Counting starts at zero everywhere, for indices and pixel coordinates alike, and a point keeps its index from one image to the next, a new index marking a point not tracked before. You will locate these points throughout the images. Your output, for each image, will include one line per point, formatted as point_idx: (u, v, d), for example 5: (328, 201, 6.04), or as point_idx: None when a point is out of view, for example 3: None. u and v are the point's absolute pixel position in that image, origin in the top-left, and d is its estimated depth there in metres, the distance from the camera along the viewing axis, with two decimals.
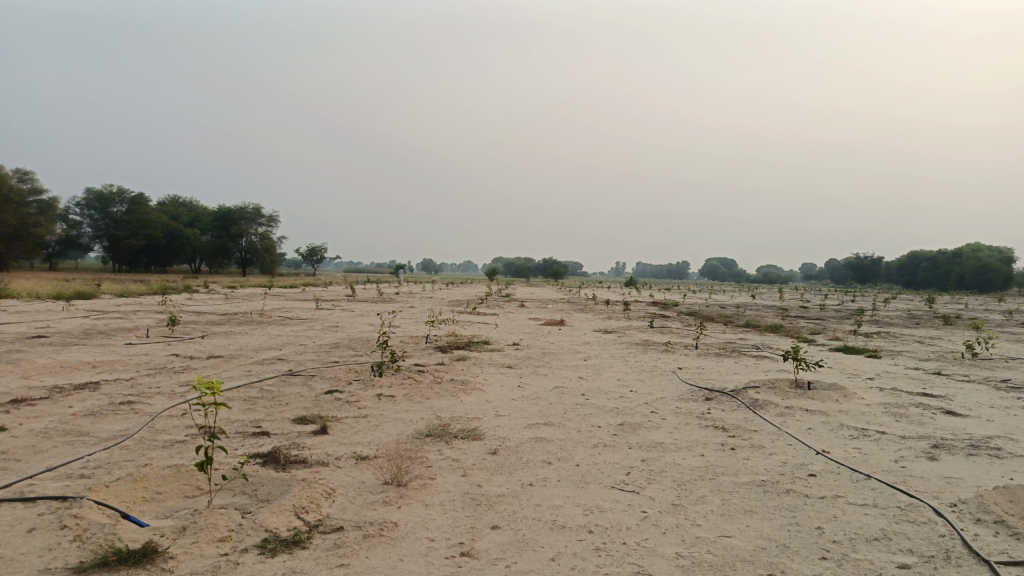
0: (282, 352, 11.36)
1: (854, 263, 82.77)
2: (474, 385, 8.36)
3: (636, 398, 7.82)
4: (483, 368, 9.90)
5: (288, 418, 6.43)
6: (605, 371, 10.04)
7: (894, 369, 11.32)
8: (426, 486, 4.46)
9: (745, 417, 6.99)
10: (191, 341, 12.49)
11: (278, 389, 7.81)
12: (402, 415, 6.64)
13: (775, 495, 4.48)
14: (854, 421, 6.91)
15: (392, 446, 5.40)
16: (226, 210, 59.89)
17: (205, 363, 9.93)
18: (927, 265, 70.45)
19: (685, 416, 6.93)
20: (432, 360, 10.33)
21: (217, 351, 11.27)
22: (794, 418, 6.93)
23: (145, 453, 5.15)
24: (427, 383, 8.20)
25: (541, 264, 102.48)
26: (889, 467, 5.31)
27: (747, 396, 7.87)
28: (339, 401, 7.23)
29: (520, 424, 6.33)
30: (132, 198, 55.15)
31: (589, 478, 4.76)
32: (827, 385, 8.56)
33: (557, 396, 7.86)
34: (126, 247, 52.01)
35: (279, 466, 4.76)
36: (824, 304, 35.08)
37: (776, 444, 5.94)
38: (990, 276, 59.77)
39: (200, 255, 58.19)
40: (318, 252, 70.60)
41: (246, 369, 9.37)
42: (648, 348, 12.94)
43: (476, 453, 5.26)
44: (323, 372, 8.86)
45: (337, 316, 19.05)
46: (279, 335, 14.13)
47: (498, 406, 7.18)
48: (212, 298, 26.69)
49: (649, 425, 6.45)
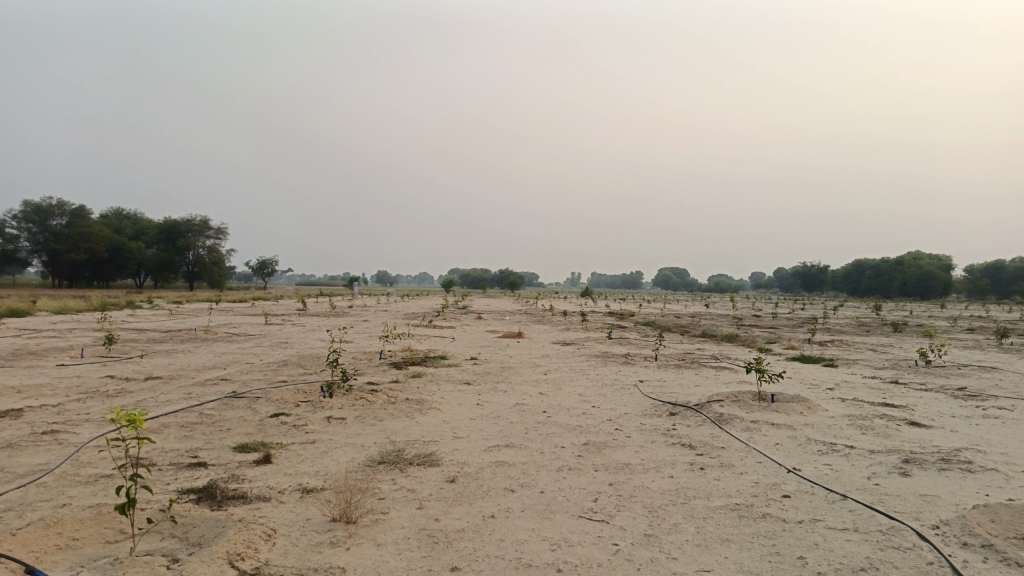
0: (227, 372, 10.79)
1: (802, 271, 84.62)
2: (431, 404, 7.97)
3: (599, 415, 7.54)
4: (439, 385, 9.52)
5: (229, 447, 5.96)
6: (566, 386, 9.75)
7: (852, 379, 11.30)
8: (379, 522, 4.08)
9: (711, 432, 6.77)
10: (129, 361, 11.80)
11: (220, 413, 7.30)
12: (353, 439, 6.23)
13: (751, 521, 4.22)
14: (822, 435, 6.75)
15: (342, 476, 5.00)
16: (172, 223, 58.15)
17: (142, 385, 9.32)
18: (872, 274, 72.40)
19: (650, 433, 6.67)
20: (386, 377, 9.91)
21: (156, 372, 10.65)
22: (761, 433, 6.74)
23: (65, 490, 4.65)
24: (381, 403, 7.78)
25: (496, 275, 102.27)
26: (863, 485, 5.13)
27: (712, 411, 7.66)
28: (286, 425, 6.77)
29: (479, 447, 5.98)
30: (73, 211, 53.14)
31: (555, 507, 4.44)
32: (790, 397, 8.43)
33: (518, 414, 7.53)
34: (66, 262, 50.02)
35: (216, 503, 4.32)
36: (776, 313, 35.53)
37: (746, 462, 5.72)
38: (931, 283, 61.60)
39: (145, 269, 56.35)
40: (269, 265, 69.07)
41: (187, 391, 8.81)
42: (608, 361, 12.71)
43: (434, 481, 4.90)
44: (269, 393, 8.36)
45: (287, 332, 18.40)
46: (225, 353, 13.50)
47: (456, 427, 6.82)
48: (156, 315, 25.63)
49: (614, 444, 6.17)
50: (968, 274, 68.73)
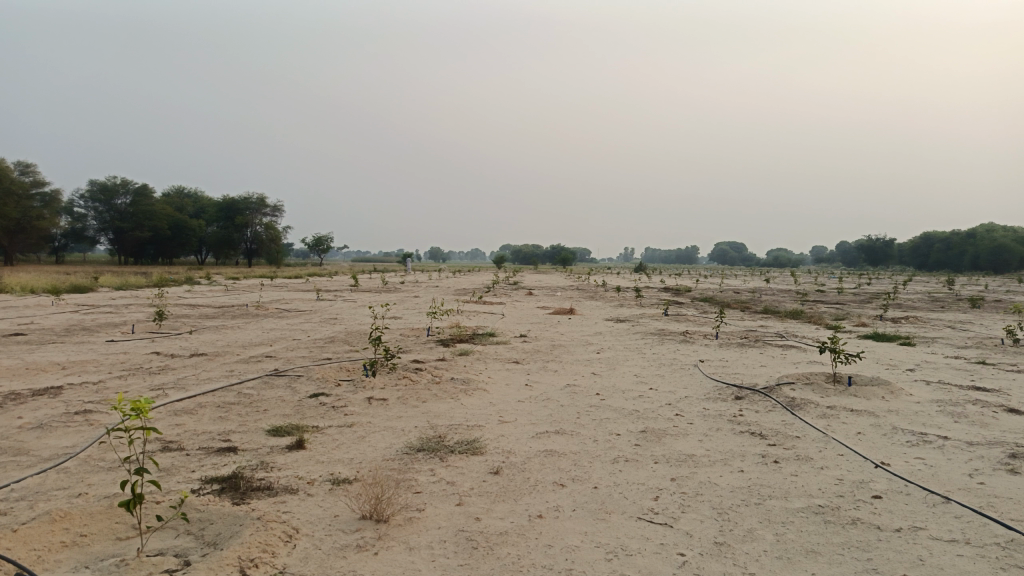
0: (272, 349, 10.56)
1: (866, 244, 81.43)
2: (477, 385, 7.53)
3: (658, 398, 6.98)
4: (486, 364, 9.06)
5: (263, 430, 5.62)
6: (620, 366, 9.17)
7: (933, 359, 10.42)
8: (413, 521, 3.65)
9: (783, 419, 6.15)
10: (177, 338, 11.72)
11: (258, 393, 6.99)
12: (393, 423, 5.83)
13: (839, 529, 3.65)
14: (909, 424, 6.06)
15: (377, 466, 4.58)
16: (230, 201, 59.29)
17: (186, 362, 9.13)
18: (940, 247, 69.23)
19: (715, 420, 6.11)
20: (432, 355, 9.54)
21: (202, 348, 10.49)
22: (840, 421, 6.09)
23: (84, 477, 4.35)
24: (424, 383, 7.37)
25: (548, 252, 101.65)
26: (966, 484, 4.48)
27: (782, 394, 7.02)
28: (325, 406, 6.42)
29: (528, 433, 5.50)
30: (136, 190, 54.54)
31: (610, 507, 3.93)
32: (869, 380, 7.70)
33: (569, 396, 7.03)
34: (132, 239, 51.50)
35: (237, 496, 3.96)
36: (840, 287, 34.00)
37: (825, 455, 5.10)
38: (1005, 257, 58.43)
39: (206, 246, 57.64)
40: (324, 242, 69.84)
41: (230, 369, 8.58)
42: (664, 339, 12.06)
43: (476, 473, 4.45)
44: (310, 372, 8.04)
45: (336, 308, 18.27)
46: (273, 329, 13.35)
47: (503, 410, 6.36)
48: (212, 290, 25.88)
49: (675, 433, 5.62)
50: None
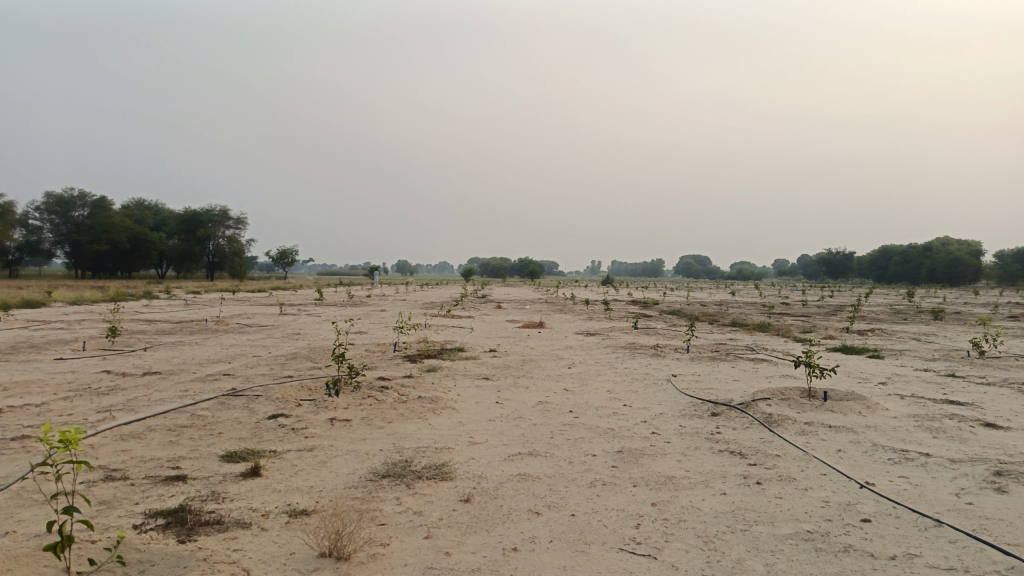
0: (231, 366, 10.13)
1: (827, 257, 82.86)
2: (446, 403, 7.23)
3: (633, 416, 6.76)
4: (455, 381, 8.77)
5: (216, 455, 5.25)
6: (593, 381, 8.95)
7: (904, 371, 10.39)
8: (377, 558, 3.35)
9: (762, 437, 5.97)
10: (130, 355, 11.20)
11: (213, 414, 6.61)
12: (357, 446, 5.51)
13: (831, 558, 3.44)
14: (889, 441, 5.92)
15: (338, 495, 4.27)
16: (192, 214, 58.08)
17: (138, 381, 8.67)
18: (899, 260, 70.72)
19: (692, 438, 5.90)
20: (398, 372, 9.22)
21: (157, 366, 10.02)
22: (819, 439, 5.93)
23: (13, 513, 3.96)
24: (390, 403, 7.05)
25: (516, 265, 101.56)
26: (954, 505, 4.32)
27: (759, 410, 6.85)
28: (284, 428, 6.07)
29: (500, 456, 5.23)
30: (94, 202, 53.16)
31: (589, 538, 3.68)
32: (844, 394, 7.58)
33: (541, 414, 6.77)
34: (89, 253, 50.08)
35: (184, 533, 3.62)
36: (804, 300, 34.34)
37: (808, 475, 4.92)
38: (960, 269, 59.81)
39: (166, 260, 56.35)
40: (288, 255, 68.79)
41: (185, 388, 8.15)
42: (636, 353, 11.88)
43: (445, 501, 4.16)
44: (270, 391, 7.66)
45: (300, 322, 17.78)
46: (233, 346, 12.88)
47: (473, 430, 6.07)
48: (171, 305, 25.21)
49: (653, 453, 5.40)
50: (998, 259, 66.82)
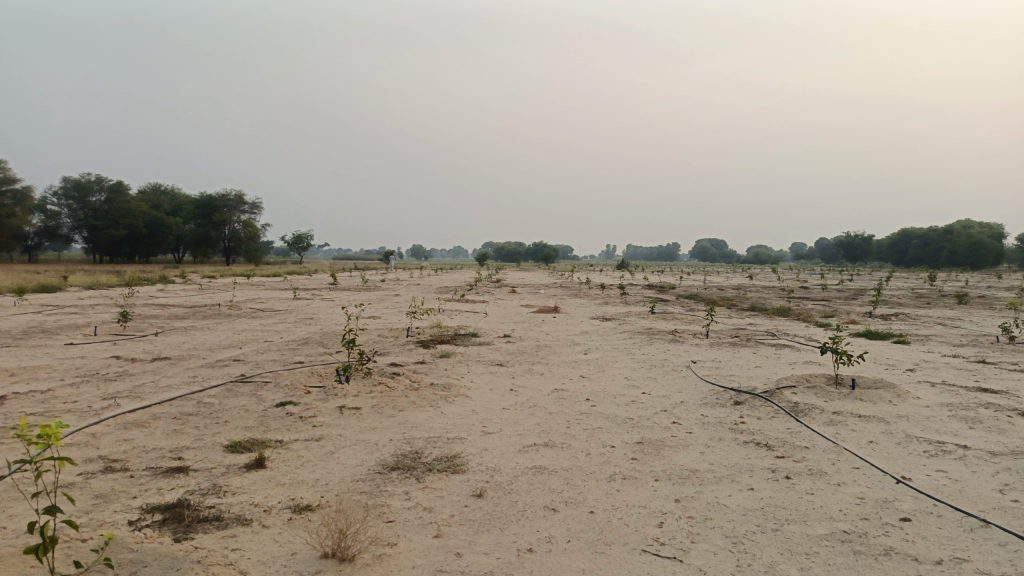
0: (242, 351, 9.98)
1: (845, 241, 81.89)
2: (459, 391, 7.01)
3: (653, 404, 6.51)
4: (468, 367, 8.56)
5: (220, 445, 5.07)
6: (609, 368, 8.68)
7: (931, 358, 10.05)
8: (383, 560, 3.13)
9: (788, 428, 5.71)
10: (142, 340, 11.08)
11: (220, 402, 6.44)
12: (366, 436, 5.30)
13: (872, 562, 3.19)
14: (922, 431, 5.64)
15: (344, 489, 4.06)
16: (207, 199, 58.19)
17: (147, 367, 8.53)
18: (918, 244, 69.73)
19: (715, 428, 5.65)
20: (411, 358, 9.01)
21: (166, 352, 9.88)
22: (849, 430, 5.66)
23: (5, 507, 3.78)
24: (401, 390, 6.84)
25: (530, 249, 101.27)
26: (1000, 502, 4.04)
27: (784, 399, 6.58)
28: (292, 417, 5.88)
29: (514, 447, 5.00)
30: (111, 187, 53.38)
31: (610, 538, 3.45)
32: (873, 381, 7.28)
33: (557, 403, 6.54)
34: (106, 237, 50.29)
35: (180, 530, 3.42)
36: (821, 284, 33.87)
37: (840, 469, 4.65)
38: (981, 253, 58.83)
39: (183, 245, 56.59)
40: (303, 240, 68.87)
41: (194, 374, 7.99)
42: (653, 339, 11.59)
43: (457, 496, 3.95)
44: (279, 377, 7.48)
45: (314, 307, 17.66)
46: (246, 331, 12.75)
47: (486, 420, 5.85)
48: (186, 289, 25.22)
49: (674, 444, 5.15)
50: (1021, 242, 65.64)
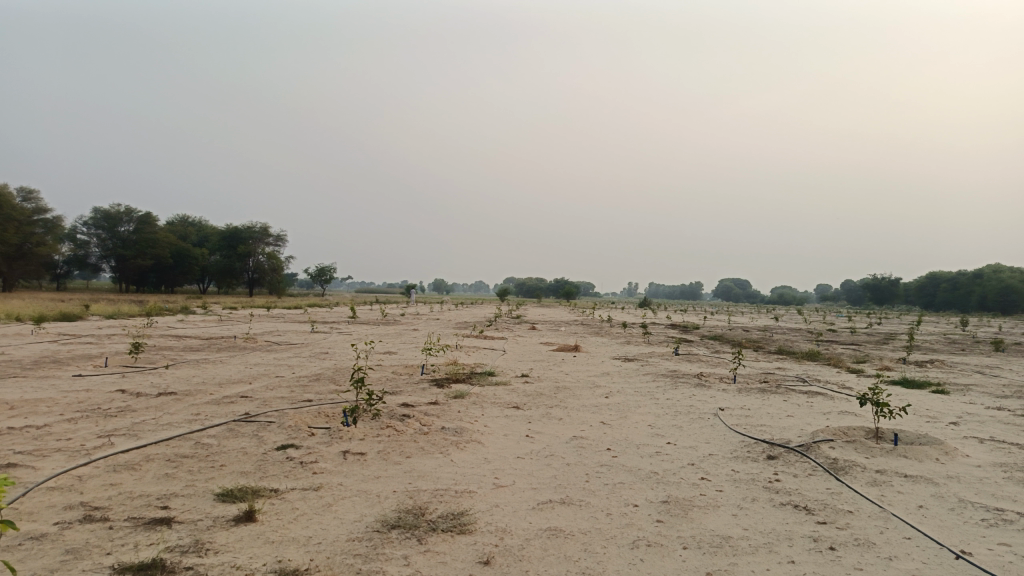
0: (251, 387, 9.67)
1: (871, 283, 80.60)
2: (471, 436, 6.61)
3: (679, 457, 6.06)
4: (483, 409, 8.16)
5: (211, 493, 4.72)
6: (632, 414, 8.22)
7: (975, 410, 9.45)
8: None
9: (829, 488, 5.24)
10: (151, 373, 10.82)
11: (219, 443, 6.10)
12: (368, 487, 4.91)
13: None
14: (977, 496, 5.13)
15: (337, 550, 3.67)
16: (233, 230, 58.81)
17: (150, 403, 8.23)
18: (947, 287, 68.39)
19: (748, 487, 5.20)
20: (423, 398, 8.63)
21: (173, 386, 9.58)
22: (896, 492, 5.17)
23: None
24: (411, 434, 6.45)
25: (552, 286, 101.02)
26: None
27: (820, 454, 6.10)
28: (292, 462, 5.52)
29: (527, 504, 4.59)
30: (141, 218, 54.11)
31: None
32: (917, 437, 6.76)
33: (576, 453, 6.11)
34: (133, 267, 50.82)
35: None
36: (847, 326, 33.16)
37: (890, 540, 4.18)
38: (1012, 297, 57.46)
39: (208, 275, 57.02)
40: (326, 273, 69.16)
41: (197, 411, 7.68)
42: (677, 383, 11.09)
43: (460, 563, 3.54)
44: (283, 417, 7.12)
45: (330, 341, 17.37)
46: (258, 365, 12.45)
47: (498, 470, 5.44)
48: (205, 320, 25.12)
49: (703, 505, 4.71)
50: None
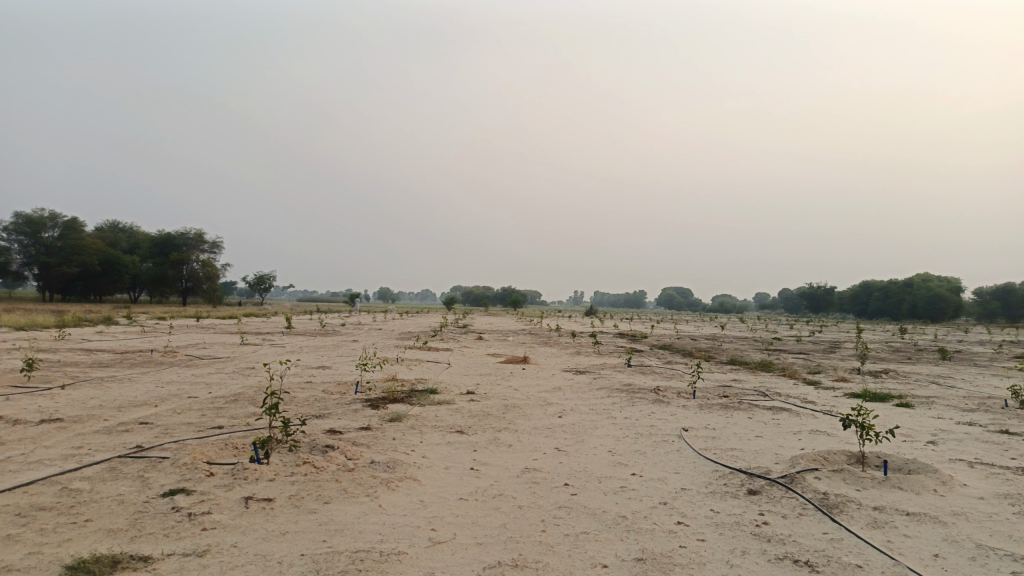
0: (155, 411, 8.43)
1: (808, 292, 82.28)
2: (405, 471, 5.62)
3: (649, 495, 5.18)
4: (422, 435, 7.17)
5: (60, 564, 3.61)
6: (589, 438, 7.34)
7: (949, 427, 8.89)
8: None
9: (828, 534, 4.44)
10: (41, 396, 9.40)
11: (93, 488, 4.95)
12: (272, 549, 3.89)
13: None
14: (995, 538, 4.41)
15: None
16: (166, 238, 56.24)
17: (25, 433, 6.93)
18: (880, 295, 70.31)
19: (734, 535, 4.36)
20: (354, 423, 7.58)
21: (63, 411, 8.25)
22: (905, 537, 4.40)
23: None
24: (332, 472, 5.43)
25: (498, 294, 100.48)
26: None
27: (808, 488, 5.32)
28: (178, 514, 4.42)
29: (468, 570, 3.63)
30: (67, 222, 50.99)
31: None
32: (906, 464, 6.07)
33: (529, 492, 5.18)
34: (58, 275, 47.81)
35: None
36: (791, 335, 33.27)
37: None
38: (941, 305, 59.22)
39: (138, 283, 54.19)
40: (266, 281, 66.77)
41: (81, 444, 6.46)
42: (634, 399, 10.28)
43: None
44: (181, 451, 5.99)
45: (259, 355, 16.03)
46: (173, 383, 11.13)
47: (436, 519, 4.47)
48: (127, 331, 23.36)
49: (686, 563, 3.85)
50: (977, 298, 66.48)
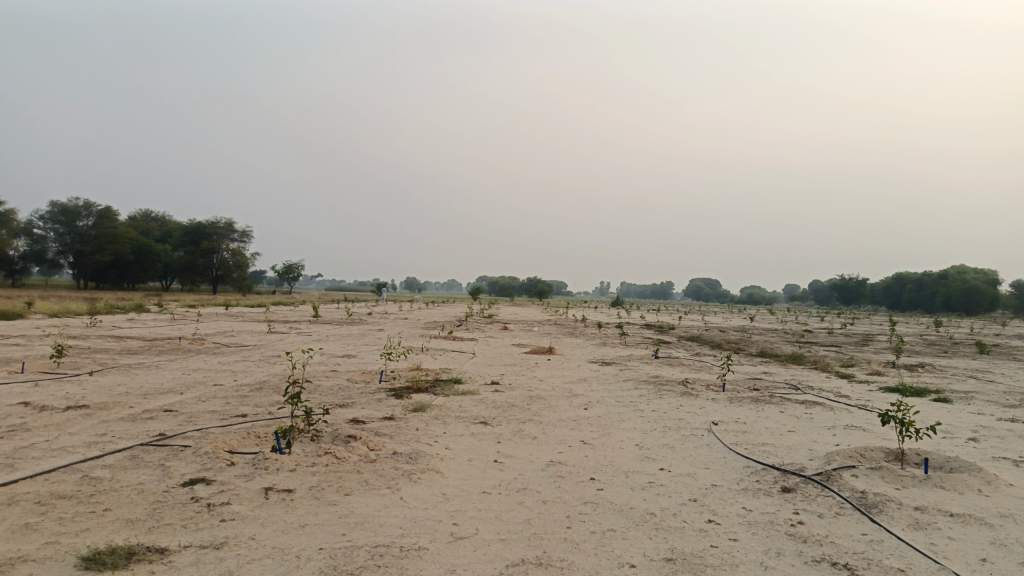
0: (180, 398, 8.43)
1: (839, 284, 80.93)
2: (427, 463, 5.51)
3: (678, 491, 5.01)
4: (446, 426, 7.06)
5: (76, 555, 3.55)
6: (615, 431, 7.18)
7: (990, 423, 8.56)
8: None
9: (867, 535, 4.23)
10: (69, 382, 9.46)
11: (114, 477, 4.91)
12: (289, 542, 3.80)
13: None
14: None
15: None
16: (196, 227, 56.90)
17: (51, 420, 6.95)
18: (913, 287, 68.88)
19: (768, 535, 4.18)
20: (377, 413, 7.49)
21: (89, 398, 8.28)
22: (949, 540, 4.18)
23: None
24: (354, 463, 5.34)
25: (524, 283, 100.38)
26: None
27: (845, 487, 5.11)
28: (197, 504, 4.35)
29: (490, 568, 3.50)
30: (101, 212, 51.81)
31: None
32: (948, 462, 5.82)
33: (553, 486, 5.04)
34: (92, 263, 48.64)
35: None
36: (822, 327, 32.65)
37: None
38: (977, 297, 57.83)
39: (170, 272, 54.92)
40: (294, 271, 67.30)
41: (105, 431, 6.45)
42: (662, 391, 10.07)
43: None
44: (203, 439, 5.94)
45: (285, 343, 16.07)
46: (199, 370, 11.16)
47: (458, 513, 4.35)
48: (158, 320, 23.63)
49: (717, 565, 3.68)
50: (1015, 290, 64.79)
